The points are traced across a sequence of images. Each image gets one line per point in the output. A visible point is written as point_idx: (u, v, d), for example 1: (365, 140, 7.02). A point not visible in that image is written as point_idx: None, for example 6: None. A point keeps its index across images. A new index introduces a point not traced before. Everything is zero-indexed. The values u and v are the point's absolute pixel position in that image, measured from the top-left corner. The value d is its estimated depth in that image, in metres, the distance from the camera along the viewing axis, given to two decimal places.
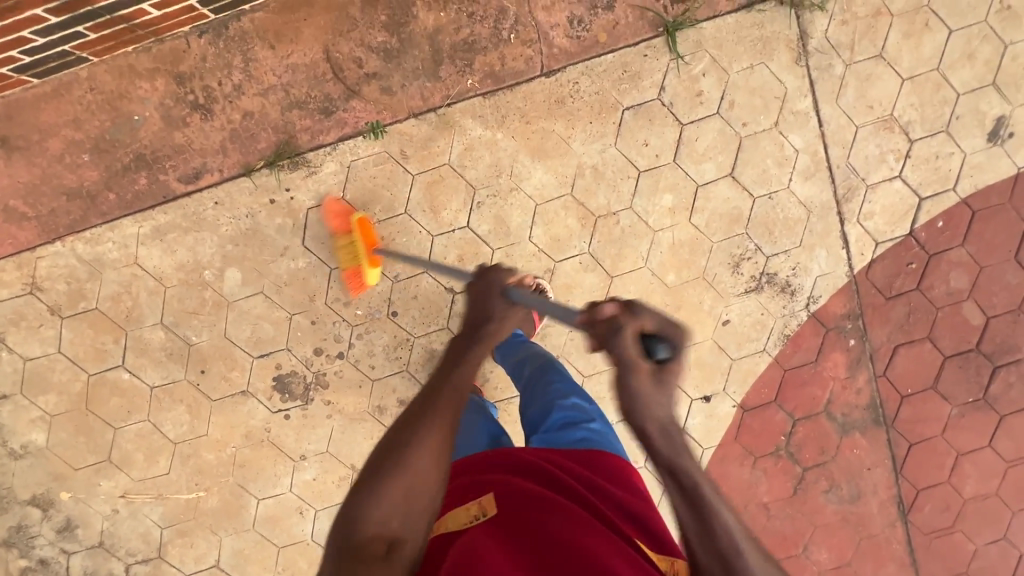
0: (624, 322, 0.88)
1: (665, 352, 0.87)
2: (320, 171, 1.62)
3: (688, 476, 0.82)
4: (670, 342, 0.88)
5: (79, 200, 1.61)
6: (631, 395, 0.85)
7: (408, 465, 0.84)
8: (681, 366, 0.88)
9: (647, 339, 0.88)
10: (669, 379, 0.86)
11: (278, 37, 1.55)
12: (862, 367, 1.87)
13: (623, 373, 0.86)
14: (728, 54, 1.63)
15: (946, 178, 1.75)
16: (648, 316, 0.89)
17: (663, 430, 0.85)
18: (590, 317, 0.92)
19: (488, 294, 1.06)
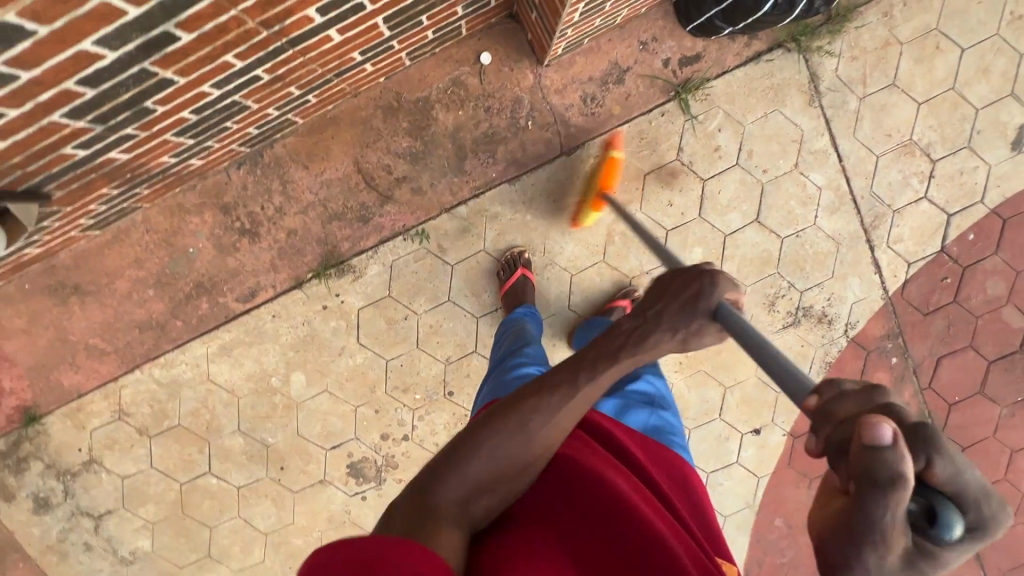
0: (903, 471, 0.49)
1: (960, 532, 0.50)
2: (366, 273, 1.72)
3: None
4: (952, 523, 0.50)
5: (151, 331, 1.74)
6: (843, 553, 0.52)
7: (501, 450, 0.78)
8: (951, 561, 0.51)
9: (925, 495, 0.51)
10: (925, 564, 0.51)
11: (311, 156, 1.64)
12: (908, 382, 1.90)
13: (861, 533, 0.50)
14: (741, 106, 1.67)
15: (973, 191, 1.77)
16: (944, 464, 0.51)
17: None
18: (850, 419, 0.55)
19: (691, 301, 0.80)
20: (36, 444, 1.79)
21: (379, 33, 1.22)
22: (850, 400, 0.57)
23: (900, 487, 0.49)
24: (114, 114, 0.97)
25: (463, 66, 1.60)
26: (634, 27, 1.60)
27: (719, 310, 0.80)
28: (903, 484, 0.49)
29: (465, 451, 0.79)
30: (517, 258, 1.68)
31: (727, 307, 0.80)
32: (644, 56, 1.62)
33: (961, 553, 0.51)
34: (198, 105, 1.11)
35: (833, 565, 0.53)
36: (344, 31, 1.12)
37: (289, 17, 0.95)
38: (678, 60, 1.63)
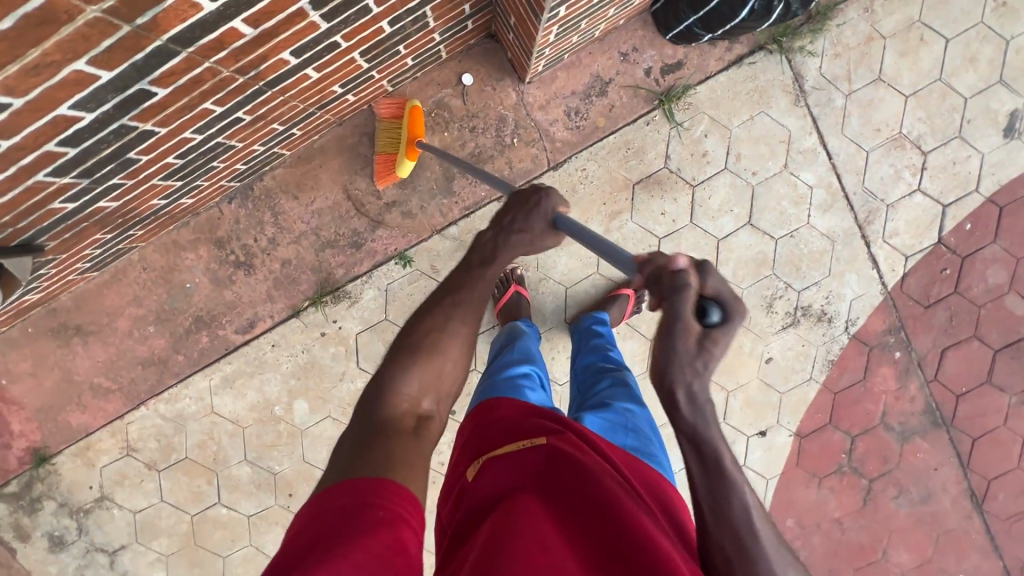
0: (689, 283, 0.89)
1: (719, 317, 0.88)
2: (361, 298, 1.73)
3: (692, 421, 0.88)
4: (713, 313, 0.89)
5: (154, 366, 1.75)
6: (667, 353, 0.88)
7: (430, 362, 0.93)
8: (726, 336, 0.89)
9: (702, 298, 0.90)
10: (710, 341, 0.89)
11: (301, 186, 1.65)
12: (913, 376, 1.89)
13: (674, 332, 0.88)
14: (726, 110, 1.66)
15: (967, 181, 1.75)
16: (712, 280, 0.91)
17: (691, 391, 0.88)
18: (654, 270, 0.93)
19: (533, 212, 1.06)
20: (47, 484, 1.81)
21: (357, 66, 1.24)
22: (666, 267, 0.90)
23: (683, 297, 0.88)
24: (98, 167, 0.99)
25: (446, 88, 1.61)
26: (613, 39, 1.61)
27: (558, 219, 1.07)
28: (684, 294, 0.88)
29: (404, 363, 0.93)
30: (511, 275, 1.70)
31: (562, 217, 1.07)
32: (625, 67, 1.62)
33: (727, 332, 0.89)
34: (182, 150, 1.13)
35: (664, 364, 0.89)
36: (322, 68, 1.13)
37: (264, 61, 0.96)
38: (660, 68, 1.63)
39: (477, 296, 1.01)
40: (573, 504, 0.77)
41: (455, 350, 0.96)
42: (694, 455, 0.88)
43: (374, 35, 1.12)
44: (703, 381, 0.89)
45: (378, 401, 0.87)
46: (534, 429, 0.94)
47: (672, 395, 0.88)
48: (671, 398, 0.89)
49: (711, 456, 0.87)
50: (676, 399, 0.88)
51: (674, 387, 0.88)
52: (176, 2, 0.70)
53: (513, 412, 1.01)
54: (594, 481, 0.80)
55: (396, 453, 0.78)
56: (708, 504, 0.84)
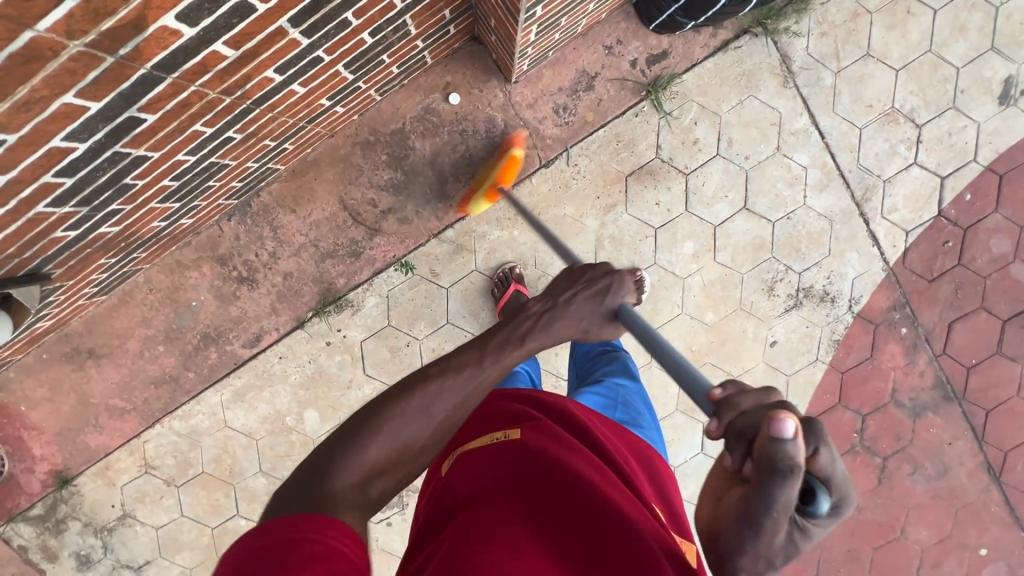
0: (797, 460, 0.54)
1: (826, 507, 0.60)
2: (364, 306, 1.75)
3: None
4: (822, 502, 0.60)
5: (166, 384, 1.79)
6: (740, 537, 0.60)
7: (402, 429, 0.77)
8: (820, 531, 0.61)
9: (808, 477, 0.60)
10: (802, 531, 0.61)
11: (297, 200, 1.68)
12: (921, 351, 1.87)
13: (757, 518, 0.58)
14: (715, 97, 1.66)
15: (964, 151, 1.73)
16: (826, 455, 0.59)
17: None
18: (734, 407, 0.64)
19: (595, 295, 1.00)
20: (71, 505, 1.84)
21: (342, 78, 1.25)
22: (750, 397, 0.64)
23: (792, 476, 0.54)
24: (96, 195, 1.02)
25: (433, 93, 1.62)
26: (597, 33, 1.61)
27: (622, 308, 1.00)
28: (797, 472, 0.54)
29: (372, 429, 0.77)
30: (510, 274, 1.69)
31: (629, 308, 0.99)
32: (610, 60, 1.62)
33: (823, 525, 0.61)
34: (176, 172, 1.15)
35: (729, 546, 0.61)
36: (307, 83, 1.15)
37: (248, 81, 0.98)
38: (645, 59, 1.63)
39: (473, 386, 0.83)
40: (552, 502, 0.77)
41: (428, 430, 0.79)
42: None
43: (356, 47, 1.14)
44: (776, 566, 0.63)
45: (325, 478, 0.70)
46: (512, 420, 0.95)
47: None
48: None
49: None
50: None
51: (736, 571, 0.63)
52: (157, 31, 0.71)
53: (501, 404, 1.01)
54: (572, 471, 0.81)
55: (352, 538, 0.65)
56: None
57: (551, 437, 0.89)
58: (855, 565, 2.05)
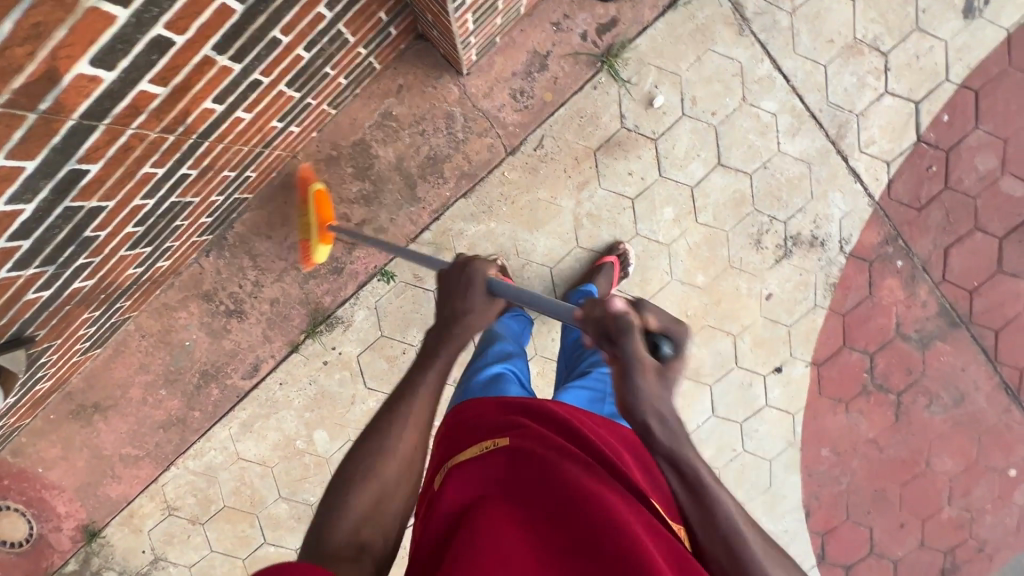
0: (631, 322, 0.92)
1: (669, 346, 0.93)
2: (354, 320, 1.75)
3: (667, 445, 0.84)
4: (663, 342, 0.93)
5: (175, 427, 1.81)
6: (633, 395, 0.86)
7: (372, 473, 0.86)
8: (677, 364, 0.94)
9: (651, 334, 0.93)
10: (669, 377, 0.91)
11: (271, 225, 1.67)
12: (920, 282, 1.84)
13: (628, 373, 0.87)
14: (672, 57, 1.62)
15: (935, 72, 1.69)
16: (653, 315, 0.97)
17: (665, 424, 0.85)
18: (590, 313, 0.96)
19: (467, 290, 1.02)
20: (103, 557, 1.87)
21: (289, 97, 1.24)
22: (594, 305, 0.96)
23: (631, 330, 0.91)
24: (59, 252, 1.02)
25: (388, 98, 1.60)
26: (542, 11, 1.57)
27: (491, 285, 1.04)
28: (631, 327, 0.91)
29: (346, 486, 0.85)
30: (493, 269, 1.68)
31: (498, 282, 1.04)
32: (560, 36, 1.59)
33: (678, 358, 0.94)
34: (138, 218, 1.15)
35: (631, 405, 0.87)
36: (251, 107, 1.14)
37: (188, 115, 0.97)
38: (595, 30, 1.59)
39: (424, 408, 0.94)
40: (542, 502, 0.79)
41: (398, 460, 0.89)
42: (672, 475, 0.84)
43: (294, 64, 1.12)
44: (666, 402, 0.88)
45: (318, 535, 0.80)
46: (500, 429, 0.95)
47: (645, 429, 0.85)
48: (646, 432, 0.85)
49: (688, 476, 0.83)
50: (649, 430, 0.85)
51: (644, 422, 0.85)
52: (74, 80, 0.71)
53: (474, 409, 1.05)
54: (561, 471, 0.83)
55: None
56: (696, 517, 0.80)
57: (537, 439, 0.90)
58: (884, 504, 2.04)
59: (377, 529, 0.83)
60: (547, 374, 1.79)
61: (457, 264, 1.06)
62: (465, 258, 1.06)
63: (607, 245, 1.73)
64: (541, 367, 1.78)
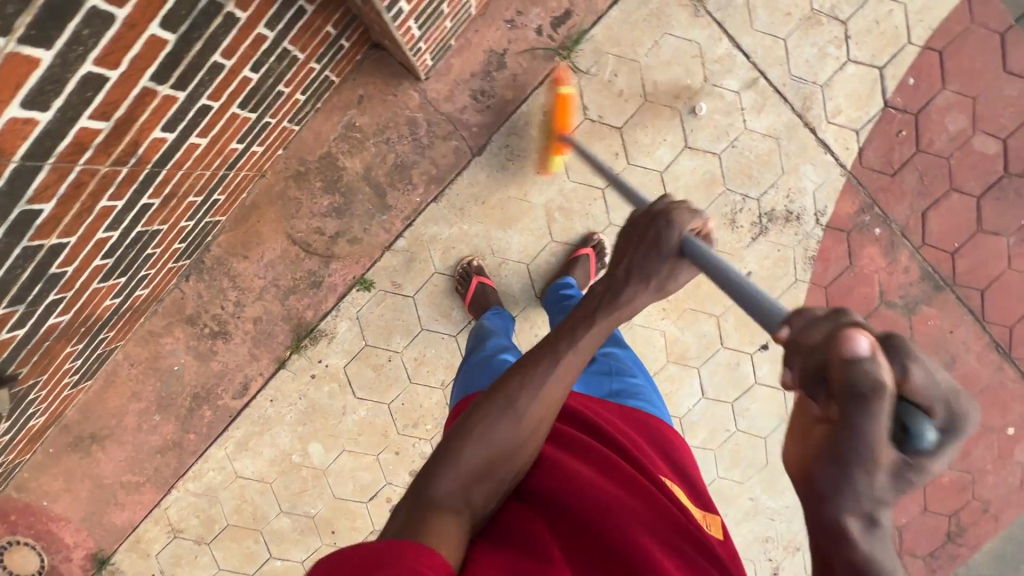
0: (881, 380, 0.49)
1: (935, 436, 0.50)
2: (337, 332, 1.77)
3: (879, 569, 0.52)
4: (926, 428, 0.49)
5: (172, 451, 1.83)
6: (847, 486, 0.51)
7: (493, 435, 0.80)
8: (938, 466, 0.51)
9: (902, 404, 0.51)
10: (914, 475, 0.51)
11: (246, 245, 1.69)
12: (899, 248, 1.83)
13: (846, 456, 0.50)
14: (629, 44, 1.62)
15: (896, 36, 1.67)
16: (920, 370, 0.51)
17: (876, 529, 0.53)
18: (814, 347, 0.56)
19: (658, 244, 0.86)
20: None
21: (244, 118, 1.25)
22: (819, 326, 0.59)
23: (885, 391, 0.48)
24: (26, 290, 1.04)
25: (349, 110, 1.61)
26: (495, 9, 1.57)
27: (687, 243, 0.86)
28: (885, 384, 0.49)
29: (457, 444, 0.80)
30: (471, 269, 1.70)
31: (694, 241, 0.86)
32: (515, 33, 1.59)
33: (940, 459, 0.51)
34: (104, 250, 1.16)
35: (823, 496, 0.53)
36: (206, 132, 1.15)
37: (138, 146, 0.98)
38: (549, 24, 1.59)
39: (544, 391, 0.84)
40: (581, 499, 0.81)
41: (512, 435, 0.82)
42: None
43: (243, 86, 1.13)
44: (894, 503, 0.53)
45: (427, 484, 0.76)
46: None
47: (842, 531, 0.53)
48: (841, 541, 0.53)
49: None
50: (850, 540, 0.52)
51: (846, 528, 0.52)
52: (7, 124, 0.72)
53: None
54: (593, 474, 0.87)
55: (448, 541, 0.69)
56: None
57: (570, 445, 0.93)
58: None
59: (484, 490, 0.79)
60: None
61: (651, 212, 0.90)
62: (664, 204, 0.89)
63: (581, 237, 1.73)
64: None
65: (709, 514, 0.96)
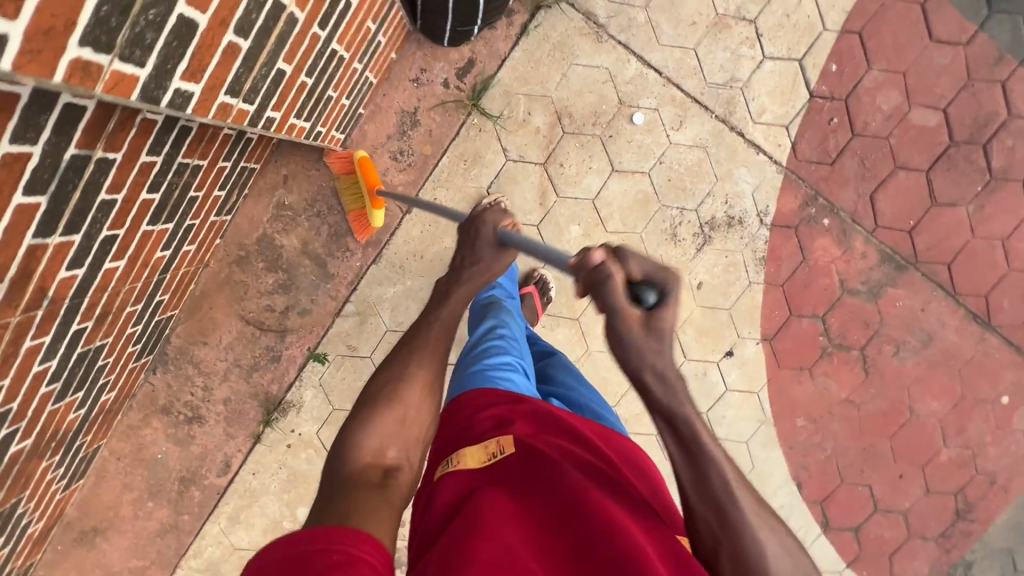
0: (609, 270, 0.79)
1: (653, 296, 0.78)
2: (304, 401, 1.81)
3: (664, 402, 0.76)
4: (647, 293, 0.78)
5: (170, 532, 1.90)
6: (624, 346, 0.76)
7: (395, 397, 0.90)
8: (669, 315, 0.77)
9: (632, 284, 0.79)
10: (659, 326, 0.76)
11: (204, 331, 1.75)
12: (852, 234, 1.78)
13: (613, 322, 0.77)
14: (537, 81, 1.61)
15: (810, 26, 1.63)
16: (635, 262, 0.81)
17: (659, 371, 0.76)
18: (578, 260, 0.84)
19: (476, 242, 1.09)
20: None
21: (161, 230, 1.30)
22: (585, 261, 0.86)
23: (610, 275, 0.79)
24: None
25: (277, 190, 1.65)
26: (398, 72, 1.59)
27: (501, 235, 1.08)
28: (611, 274, 0.79)
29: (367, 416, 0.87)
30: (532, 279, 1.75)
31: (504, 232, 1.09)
32: (423, 91, 1.60)
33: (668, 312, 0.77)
34: (47, 378, 1.23)
35: (626, 359, 0.77)
36: (120, 255, 1.20)
37: (47, 289, 1.04)
38: (454, 75, 1.60)
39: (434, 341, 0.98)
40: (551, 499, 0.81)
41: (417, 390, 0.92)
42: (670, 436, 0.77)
43: (146, 207, 1.17)
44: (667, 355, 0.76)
45: (341, 458, 0.81)
46: (501, 431, 0.96)
47: (646, 389, 0.76)
48: (640, 382, 0.77)
49: (684, 432, 0.75)
50: (649, 389, 0.76)
51: (643, 376, 0.76)
52: None
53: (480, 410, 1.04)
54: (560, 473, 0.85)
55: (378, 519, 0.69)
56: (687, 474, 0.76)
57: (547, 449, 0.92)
58: (878, 460, 1.99)
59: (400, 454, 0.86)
60: None
61: (472, 217, 1.14)
62: (483, 210, 1.14)
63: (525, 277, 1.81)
64: None
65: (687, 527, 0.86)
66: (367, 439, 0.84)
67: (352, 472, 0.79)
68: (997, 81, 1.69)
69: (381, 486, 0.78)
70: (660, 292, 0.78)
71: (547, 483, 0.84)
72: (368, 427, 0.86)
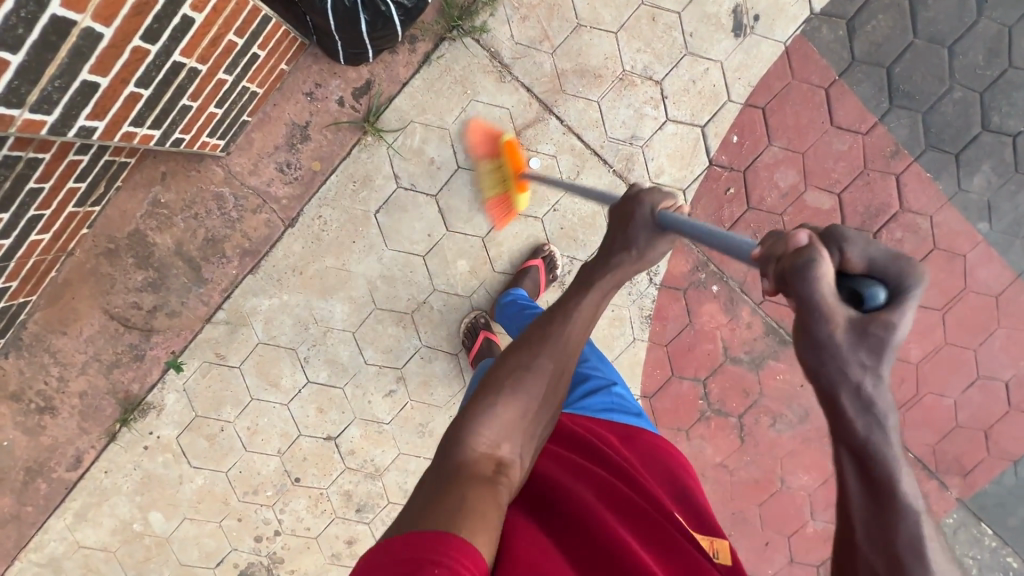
0: (819, 255, 0.57)
1: (884, 295, 0.55)
2: (166, 404, 1.75)
3: (857, 428, 0.56)
4: (873, 291, 0.56)
5: (9, 524, 1.78)
6: (821, 355, 0.55)
7: (521, 393, 0.85)
8: (903, 326, 0.54)
9: (850, 279, 0.57)
10: (879, 340, 0.54)
11: (64, 322, 1.67)
12: (738, 303, 1.80)
13: (807, 323, 0.56)
14: (435, 112, 1.59)
15: (715, 94, 1.64)
16: (857, 249, 0.58)
17: (863, 394, 0.55)
18: (768, 251, 0.65)
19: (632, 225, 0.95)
20: None
21: None
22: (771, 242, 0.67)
23: (820, 266, 0.56)
24: None
25: (153, 186, 1.60)
26: (291, 83, 1.56)
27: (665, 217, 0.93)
28: (820, 264, 0.56)
29: (479, 412, 0.82)
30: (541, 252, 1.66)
31: (667, 215, 0.94)
32: (316, 105, 1.57)
33: (903, 320, 0.54)
34: None
35: (814, 370, 0.56)
36: None
37: None
38: (351, 94, 1.57)
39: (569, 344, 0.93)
40: (575, 511, 0.78)
41: (541, 391, 0.87)
42: (852, 463, 0.58)
43: None
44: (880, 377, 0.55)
45: (455, 446, 0.78)
46: None
47: (836, 410, 0.56)
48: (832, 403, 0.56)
49: (876, 477, 0.58)
50: (839, 405, 0.56)
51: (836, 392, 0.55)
52: None
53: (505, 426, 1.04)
54: (575, 490, 0.83)
55: (481, 511, 0.67)
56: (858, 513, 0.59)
57: (565, 465, 0.90)
58: (744, 525, 1.93)
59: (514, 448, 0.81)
60: (370, 436, 1.78)
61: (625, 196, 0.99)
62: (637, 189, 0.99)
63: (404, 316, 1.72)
64: (363, 429, 1.78)
65: (715, 539, 0.87)
66: (483, 428, 0.80)
67: (466, 462, 0.76)
68: (892, 173, 1.72)
69: (492, 479, 0.74)
70: (891, 288, 0.56)
71: (565, 497, 0.81)
72: (487, 418, 0.82)
